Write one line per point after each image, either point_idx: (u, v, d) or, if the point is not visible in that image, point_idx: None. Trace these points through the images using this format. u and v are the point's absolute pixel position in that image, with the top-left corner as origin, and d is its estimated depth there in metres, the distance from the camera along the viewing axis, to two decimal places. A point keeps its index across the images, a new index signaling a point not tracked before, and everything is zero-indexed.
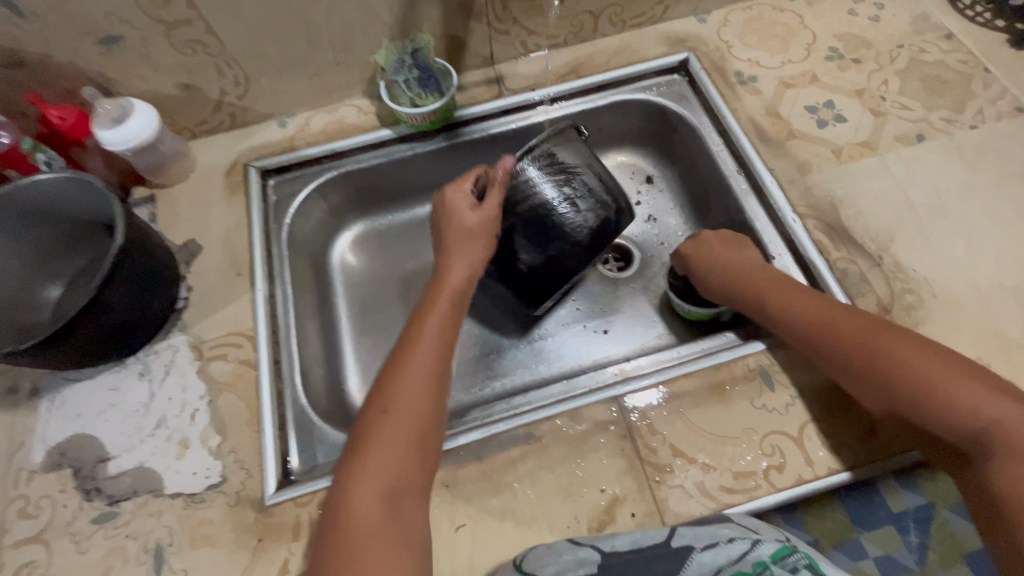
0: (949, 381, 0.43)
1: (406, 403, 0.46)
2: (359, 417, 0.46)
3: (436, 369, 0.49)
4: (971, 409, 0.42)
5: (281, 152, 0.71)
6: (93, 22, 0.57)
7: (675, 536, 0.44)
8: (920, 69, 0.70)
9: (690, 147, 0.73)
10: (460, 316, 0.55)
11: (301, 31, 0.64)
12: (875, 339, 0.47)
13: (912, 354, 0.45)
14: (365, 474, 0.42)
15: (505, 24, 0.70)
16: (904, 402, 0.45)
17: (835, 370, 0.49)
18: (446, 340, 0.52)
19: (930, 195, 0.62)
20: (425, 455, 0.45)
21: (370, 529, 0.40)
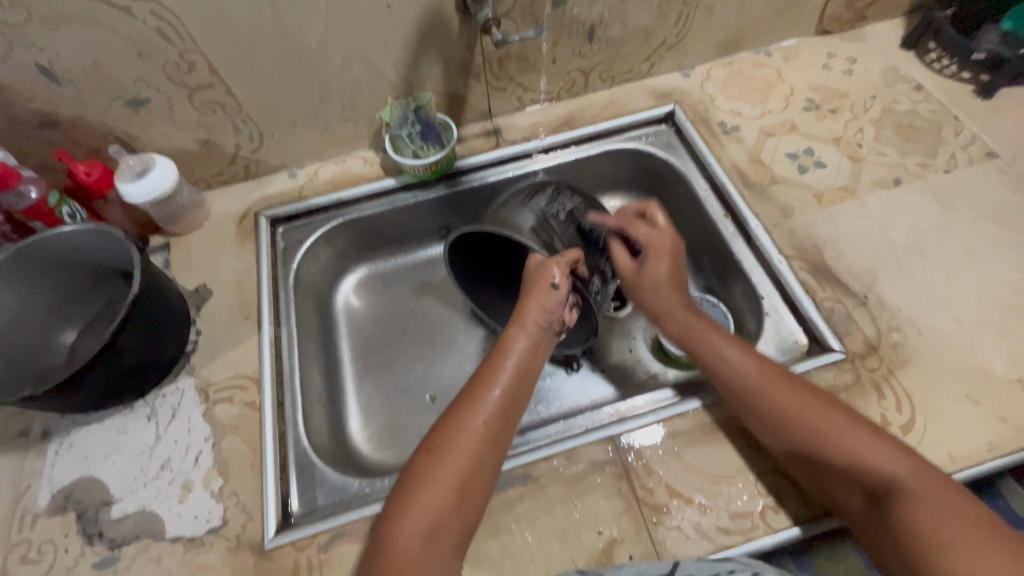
0: (842, 435, 0.47)
1: (460, 451, 0.47)
2: (419, 449, 0.49)
3: (496, 423, 0.50)
4: (879, 464, 0.45)
5: (291, 201, 0.75)
6: (123, 87, 0.62)
7: (676, 568, 0.45)
8: (893, 117, 0.74)
9: (679, 192, 0.77)
10: (532, 366, 0.55)
11: (312, 91, 0.69)
12: (809, 404, 0.49)
13: (838, 419, 0.48)
14: (414, 508, 0.45)
15: (502, 82, 0.75)
16: (824, 459, 0.47)
17: (758, 424, 0.51)
18: (513, 395, 0.52)
19: (909, 235, 0.64)
20: (468, 502, 0.46)
21: (408, 561, 0.42)
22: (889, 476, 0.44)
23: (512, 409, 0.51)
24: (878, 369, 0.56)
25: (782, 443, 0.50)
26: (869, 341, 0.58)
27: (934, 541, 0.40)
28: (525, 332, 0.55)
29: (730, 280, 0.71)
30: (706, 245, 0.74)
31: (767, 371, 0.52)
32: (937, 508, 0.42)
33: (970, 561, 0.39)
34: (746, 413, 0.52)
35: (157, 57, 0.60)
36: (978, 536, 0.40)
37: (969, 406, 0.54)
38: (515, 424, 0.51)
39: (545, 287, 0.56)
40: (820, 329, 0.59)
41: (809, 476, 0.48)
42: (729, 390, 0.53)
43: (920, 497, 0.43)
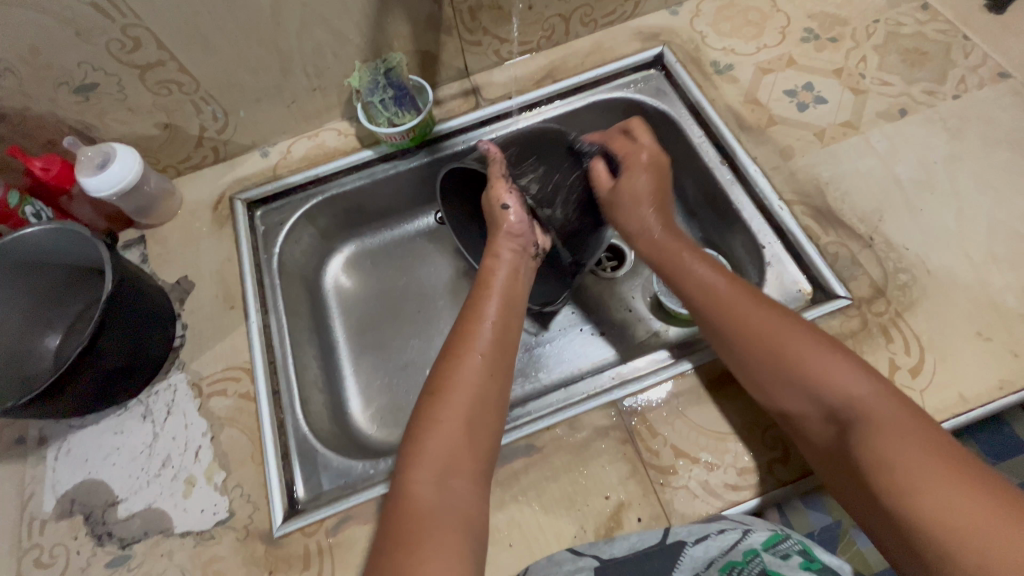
0: (809, 361, 0.46)
1: (462, 391, 0.48)
2: (419, 398, 0.49)
3: (491, 359, 0.51)
4: (841, 385, 0.44)
5: (265, 181, 0.71)
6: (68, 72, 0.57)
7: (669, 534, 0.45)
8: (898, 42, 0.69)
9: (672, 140, 0.73)
10: (513, 308, 0.56)
11: (273, 60, 0.64)
12: (774, 322, 0.49)
13: (806, 340, 0.47)
14: (425, 458, 0.44)
15: (476, 35, 0.70)
16: (793, 389, 0.46)
17: (720, 339, 0.52)
18: (504, 324, 0.54)
19: (916, 169, 0.61)
20: (477, 437, 0.46)
21: (428, 510, 0.42)
22: (852, 398, 0.44)
23: (505, 340, 0.53)
24: (886, 313, 0.54)
25: (737, 356, 0.50)
26: (876, 284, 0.56)
27: (893, 472, 0.39)
28: (504, 258, 0.59)
29: (729, 230, 0.68)
30: (704, 195, 0.71)
31: (737, 289, 0.53)
32: (896, 430, 0.41)
33: (923, 489, 0.37)
34: (709, 327, 0.53)
35: (98, 36, 0.55)
36: (943, 462, 0.38)
37: (980, 343, 0.52)
38: (510, 353, 0.53)
39: (501, 215, 0.59)
40: (824, 275, 0.57)
41: (767, 399, 0.48)
42: (704, 305, 0.54)
43: (879, 424, 0.42)
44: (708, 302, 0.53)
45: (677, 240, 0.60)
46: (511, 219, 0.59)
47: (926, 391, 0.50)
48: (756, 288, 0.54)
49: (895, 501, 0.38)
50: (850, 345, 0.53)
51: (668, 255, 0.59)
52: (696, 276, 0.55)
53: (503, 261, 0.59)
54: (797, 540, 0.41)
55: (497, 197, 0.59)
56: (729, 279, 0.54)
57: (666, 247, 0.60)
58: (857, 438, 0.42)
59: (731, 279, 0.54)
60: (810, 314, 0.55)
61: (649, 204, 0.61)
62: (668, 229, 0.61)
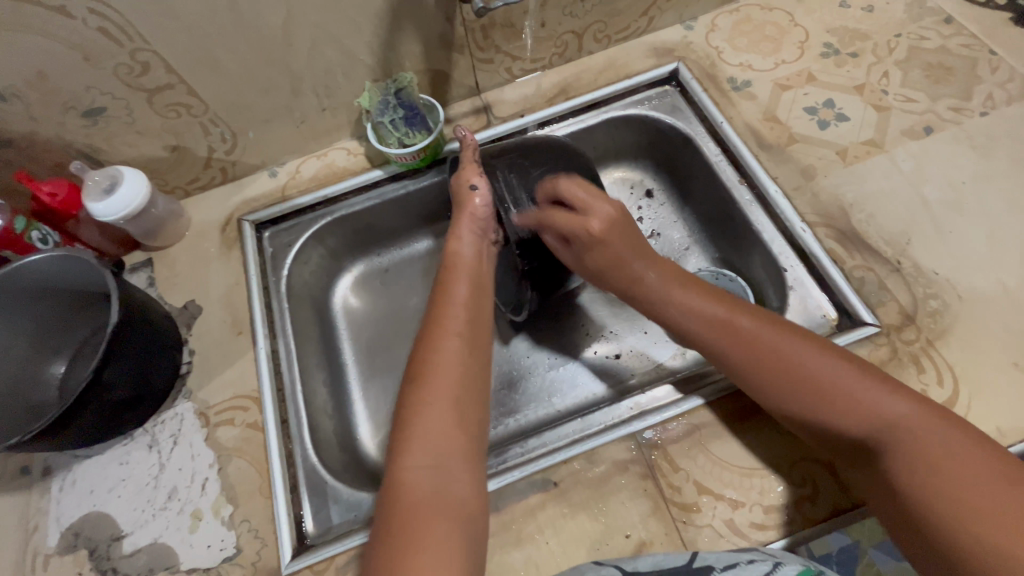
0: (838, 384, 0.44)
1: (444, 373, 0.48)
2: (402, 388, 0.48)
3: (468, 337, 0.51)
4: (875, 409, 0.42)
5: (273, 202, 0.70)
6: (75, 97, 0.56)
7: (697, 559, 0.43)
8: (920, 57, 0.68)
9: (688, 158, 0.71)
10: (482, 288, 0.57)
11: (283, 82, 0.63)
12: (793, 348, 0.47)
13: (829, 362, 0.45)
14: (416, 443, 0.44)
15: (488, 53, 0.68)
16: (820, 414, 0.45)
17: (733, 374, 0.50)
18: (475, 304, 0.55)
19: (944, 189, 0.59)
20: (466, 421, 0.46)
21: (423, 501, 0.41)
22: (890, 421, 0.42)
23: (478, 315, 0.54)
24: (916, 342, 0.52)
25: (754, 382, 0.48)
26: (905, 311, 0.54)
27: (940, 503, 0.38)
28: (465, 238, 0.59)
29: (748, 251, 0.66)
30: (721, 215, 0.69)
31: (748, 314, 0.51)
32: (927, 449, 0.40)
33: (980, 525, 0.36)
34: (721, 359, 0.50)
35: (106, 61, 0.54)
36: (967, 473, 0.38)
37: (1017, 375, 0.50)
38: (486, 334, 0.54)
39: (469, 196, 0.60)
40: (849, 300, 0.55)
41: (791, 421, 0.47)
42: (707, 342, 0.51)
43: (907, 443, 0.41)
44: (713, 334, 0.51)
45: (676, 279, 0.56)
46: (476, 203, 0.60)
47: None
48: (776, 314, 0.51)
49: (938, 535, 0.37)
50: None
51: (642, 290, 0.57)
52: (692, 307, 0.53)
53: (468, 246, 0.59)
54: (825, 573, 0.39)
55: (465, 180, 0.61)
56: (746, 308, 0.51)
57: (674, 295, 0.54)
58: (899, 468, 0.40)
59: (735, 303, 0.52)
60: (836, 342, 0.53)
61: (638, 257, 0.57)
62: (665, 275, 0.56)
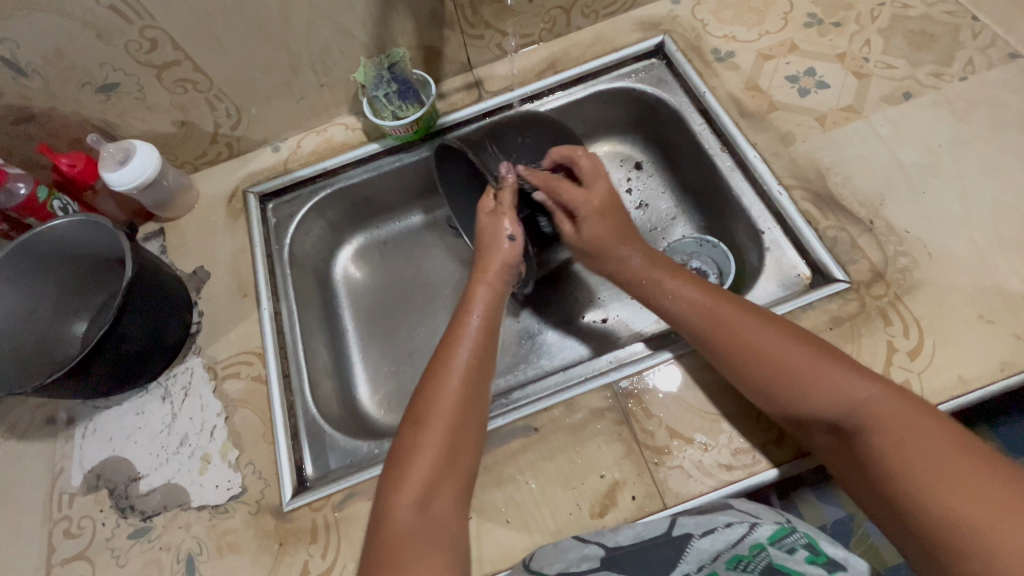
0: (812, 370, 0.45)
1: (440, 421, 0.47)
2: (400, 424, 0.49)
3: (468, 387, 0.50)
4: (848, 395, 0.43)
5: (276, 175, 0.74)
6: (90, 73, 0.61)
7: (675, 526, 0.45)
8: (903, 25, 0.69)
9: (673, 129, 0.73)
10: (492, 341, 0.55)
11: (282, 58, 0.67)
12: (768, 336, 0.48)
13: (806, 354, 0.46)
14: (405, 483, 0.44)
15: (478, 29, 0.71)
16: (800, 405, 0.45)
17: (715, 359, 0.50)
18: (482, 352, 0.53)
19: (920, 152, 0.60)
20: (457, 473, 0.46)
21: (408, 536, 0.42)
22: (858, 407, 0.42)
23: (483, 367, 0.52)
24: (885, 296, 0.54)
25: (734, 369, 0.49)
26: (875, 268, 0.55)
27: (920, 488, 0.37)
28: (489, 278, 0.58)
29: (730, 217, 0.68)
30: (705, 183, 0.71)
31: (726, 302, 0.51)
32: (904, 435, 0.40)
33: (965, 504, 0.36)
34: (705, 346, 0.51)
35: (118, 38, 0.58)
36: (944, 459, 0.38)
37: (982, 326, 0.51)
38: (489, 382, 0.52)
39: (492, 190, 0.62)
40: (822, 259, 0.57)
41: (772, 407, 0.47)
42: (691, 327, 0.52)
43: (886, 425, 0.41)
44: (699, 327, 0.51)
45: (659, 267, 0.58)
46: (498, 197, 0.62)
47: (925, 373, 0.50)
48: (749, 301, 0.52)
49: (929, 527, 0.37)
50: (847, 328, 0.53)
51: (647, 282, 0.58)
52: (682, 303, 0.53)
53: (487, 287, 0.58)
54: (804, 531, 0.43)
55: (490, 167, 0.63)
56: (722, 296, 0.52)
57: (646, 277, 0.58)
58: (876, 453, 0.40)
59: (714, 290, 0.53)
60: (807, 298, 0.55)
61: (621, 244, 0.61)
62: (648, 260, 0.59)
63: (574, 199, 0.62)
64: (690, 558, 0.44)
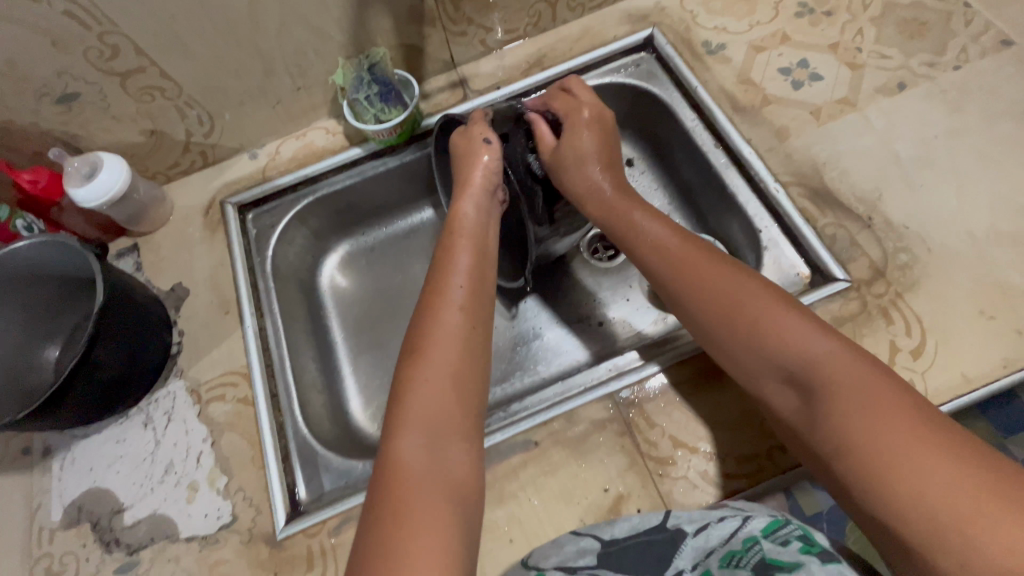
0: (779, 324, 0.43)
1: (444, 350, 0.46)
2: (400, 359, 0.47)
3: (470, 310, 0.49)
4: (807, 350, 0.41)
5: (255, 184, 0.71)
6: (48, 83, 0.57)
7: (669, 518, 0.44)
8: (895, 13, 0.67)
9: (665, 125, 0.71)
10: (486, 264, 0.54)
11: (255, 61, 0.63)
12: (741, 290, 0.46)
13: (776, 311, 0.44)
14: (411, 420, 0.42)
15: (461, 25, 0.68)
16: (755, 352, 0.44)
17: (676, 303, 0.51)
18: (479, 276, 0.52)
19: (916, 145, 0.59)
20: (466, 402, 0.44)
21: (421, 476, 0.39)
22: (814, 363, 0.40)
23: (482, 289, 0.51)
24: (886, 295, 0.53)
25: (695, 320, 0.49)
26: (876, 266, 0.54)
27: (863, 451, 0.35)
28: (470, 197, 0.58)
29: (725, 214, 0.67)
30: (698, 180, 0.70)
31: (689, 246, 0.52)
32: (863, 398, 0.37)
33: (908, 475, 0.32)
34: (675, 301, 0.51)
35: (75, 45, 0.55)
36: (913, 430, 0.34)
37: (984, 322, 0.51)
38: (488, 304, 0.51)
39: (480, 150, 0.60)
40: (821, 258, 0.56)
41: (730, 361, 0.46)
42: (652, 271, 0.53)
43: (839, 386, 0.38)
44: (665, 267, 0.52)
45: (629, 200, 0.58)
46: (485, 158, 0.60)
47: (928, 372, 0.50)
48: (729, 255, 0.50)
49: (867, 482, 0.34)
50: (849, 329, 0.52)
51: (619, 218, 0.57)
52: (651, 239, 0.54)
53: (471, 208, 0.58)
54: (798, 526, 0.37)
55: (479, 133, 0.61)
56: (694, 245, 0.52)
57: (617, 210, 0.58)
58: (825, 406, 0.38)
59: (683, 235, 0.53)
60: (809, 298, 0.54)
61: (612, 243, 0.58)
62: (634, 256, 0.57)
63: (574, 188, 0.60)
64: (685, 556, 0.40)
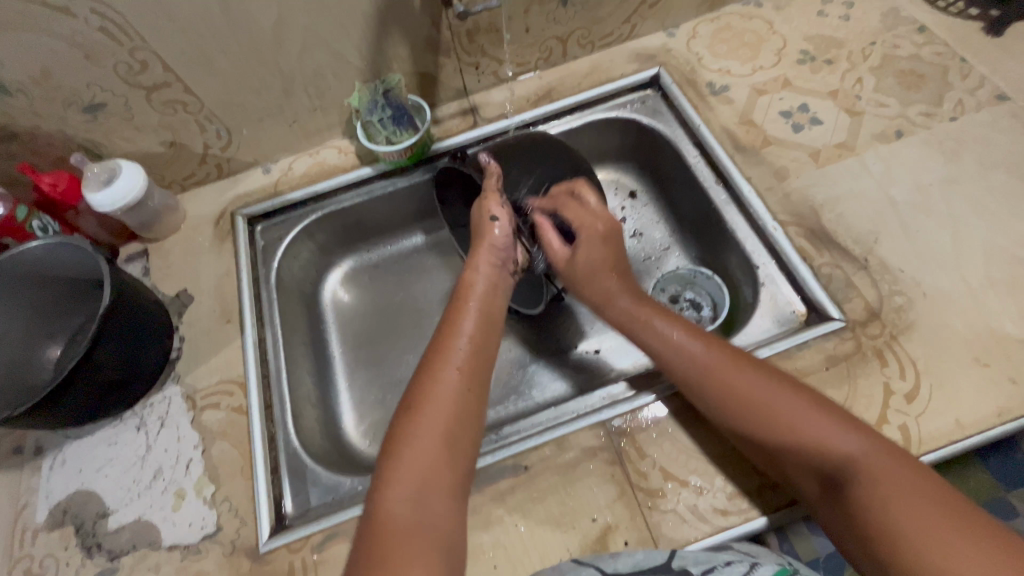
0: (788, 416, 0.44)
1: (440, 400, 0.45)
2: (395, 413, 0.46)
3: (472, 366, 0.48)
4: (828, 442, 0.42)
5: (266, 198, 0.73)
6: (77, 92, 0.59)
7: (674, 558, 0.43)
8: (894, 64, 0.70)
9: (668, 160, 0.73)
10: (493, 321, 0.53)
11: (275, 81, 0.66)
12: (752, 380, 0.47)
13: (786, 400, 0.45)
14: (401, 473, 0.41)
15: (474, 57, 0.71)
16: (779, 452, 0.44)
17: (696, 401, 0.50)
18: (483, 333, 0.51)
19: (912, 191, 0.61)
20: (456, 453, 0.44)
21: (405, 529, 0.38)
22: (841, 457, 0.41)
23: (484, 350, 0.50)
24: (880, 337, 0.53)
25: (715, 413, 0.48)
26: (870, 307, 0.55)
27: (904, 546, 0.35)
28: (481, 265, 0.57)
29: (724, 249, 0.68)
30: (698, 215, 0.71)
31: (711, 352, 0.50)
32: (892, 492, 0.38)
33: (940, 561, 0.34)
34: (692, 395, 0.50)
35: (107, 58, 0.57)
36: (938, 516, 0.35)
37: (978, 370, 0.51)
38: (489, 366, 0.50)
39: (488, 227, 0.58)
40: (818, 297, 0.56)
41: (766, 461, 0.46)
42: (677, 373, 0.51)
43: (869, 478, 0.39)
44: (682, 369, 0.50)
45: (642, 305, 0.57)
46: (496, 233, 0.58)
47: (922, 417, 0.49)
48: (728, 343, 0.51)
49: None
50: (843, 369, 0.53)
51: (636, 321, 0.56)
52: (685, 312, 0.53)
53: (483, 274, 0.56)
54: None
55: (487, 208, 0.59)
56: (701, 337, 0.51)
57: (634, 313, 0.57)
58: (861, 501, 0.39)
59: (704, 339, 0.51)
60: (803, 336, 0.55)
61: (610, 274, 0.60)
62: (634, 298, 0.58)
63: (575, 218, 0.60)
64: None
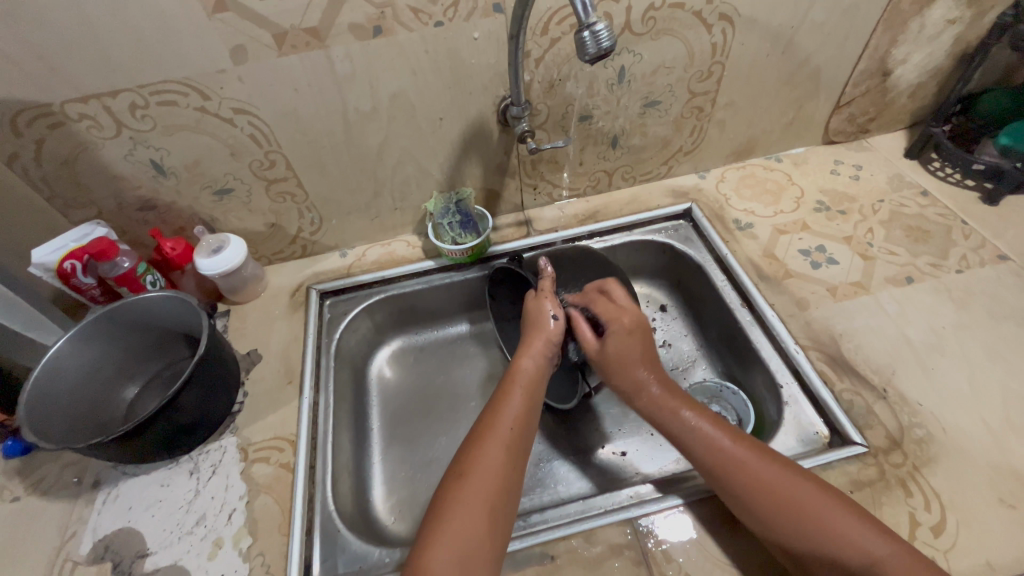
0: (816, 512, 0.48)
1: (487, 475, 0.51)
2: (445, 480, 0.52)
3: (513, 449, 0.55)
4: (853, 543, 0.46)
5: (339, 277, 0.83)
6: (214, 179, 0.73)
7: None
8: (901, 220, 0.79)
9: (697, 281, 0.82)
10: (533, 404, 0.61)
11: (370, 184, 0.79)
12: (782, 474, 0.51)
13: (813, 496, 0.49)
14: (447, 537, 0.47)
15: (534, 180, 0.84)
16: (801, 539, 0.47)
17: (722, 489, 0.53)
18: (524, 418, 0.58)
19: (926, 332, 0.66)
20: (497, 526, 0.49)
21: None
22: (863, 556, 0.45)
23: (523, 436, 0.57)
24: (903, 466, 0.56)
25: (741, 500, 0.51)
26: (891, 436, 0.58)
27: None
28: (532, 351, 0.65)
29: (749, 367, 0.73)
30: (725, 333, 0.77)
31: (739, 444, 0.54)
32: None
33: None
34: (718, 483, 0.53)
35: (246, 157, 0.71)
36: None
37: (1003, 511, 0.52)
38: (526, 450, 0.56)
39: (546, 323, 0.66)
40: (840, 421, 0.60)
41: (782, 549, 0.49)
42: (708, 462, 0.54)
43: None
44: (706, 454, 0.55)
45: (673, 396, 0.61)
46: (550, 326, 0.66)
47: (950, 553, 0.50)
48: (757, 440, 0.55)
49: None
50: (868, 494, 0.54)
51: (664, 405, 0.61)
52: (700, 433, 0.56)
53: (531, 362, 0.64)
54: None
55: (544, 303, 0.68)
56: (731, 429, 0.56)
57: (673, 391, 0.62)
58: None
59: (730, 428, 0.56)
60: (827, 457, 0.57)
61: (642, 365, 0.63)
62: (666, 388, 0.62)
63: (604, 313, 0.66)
64: None
